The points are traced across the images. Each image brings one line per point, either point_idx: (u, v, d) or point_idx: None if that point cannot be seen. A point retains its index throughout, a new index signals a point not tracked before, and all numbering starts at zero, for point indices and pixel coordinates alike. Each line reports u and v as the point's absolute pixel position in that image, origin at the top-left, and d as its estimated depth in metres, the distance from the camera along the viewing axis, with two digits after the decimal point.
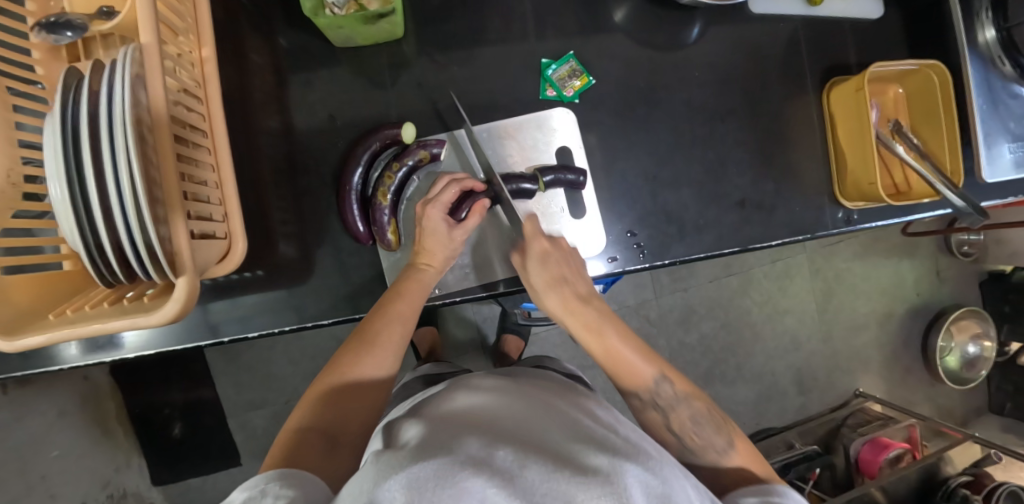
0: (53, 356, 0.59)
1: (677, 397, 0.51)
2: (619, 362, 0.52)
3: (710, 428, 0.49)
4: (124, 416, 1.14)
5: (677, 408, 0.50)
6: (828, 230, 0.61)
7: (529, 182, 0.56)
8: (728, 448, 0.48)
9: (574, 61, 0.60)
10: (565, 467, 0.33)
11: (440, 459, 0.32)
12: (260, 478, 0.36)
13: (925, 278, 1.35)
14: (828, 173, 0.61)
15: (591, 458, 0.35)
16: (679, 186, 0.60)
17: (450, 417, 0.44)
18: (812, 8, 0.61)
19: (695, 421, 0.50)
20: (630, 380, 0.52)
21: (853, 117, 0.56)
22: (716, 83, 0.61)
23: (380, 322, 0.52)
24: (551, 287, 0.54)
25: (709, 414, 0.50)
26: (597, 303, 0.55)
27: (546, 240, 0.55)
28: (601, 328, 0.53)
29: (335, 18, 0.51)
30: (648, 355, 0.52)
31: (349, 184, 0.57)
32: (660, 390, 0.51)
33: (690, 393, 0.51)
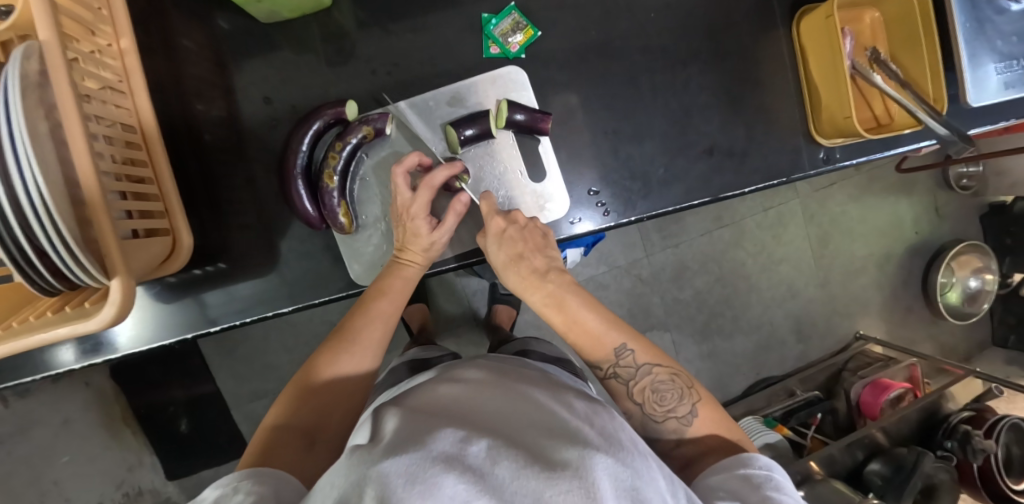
0: (48, 361, 0.58)
1: (638, 365, 0.48)
2: (581, 333, 0.49)
3: (673, 396, 0.47)
4: (132, 417, 1.17)
5: (637, 376, 0.48)
6: (806, 173, 0.58)
7: (484, 124, 0.54)
8: (691, 415, 0.46)
9: (517, 13, 0.56)
10: (532, 462, 0.32)
11: (410, 454, 0.31)
12: (231, 476, 0.35)
13: (924, 215, 1.31)
14: (801, 109, 0.57)
15: (560, 452, 0.34)
16: (642, 138, 0.57)
17: (431, 409, 0.43)
18: None
19: (656, 389, 0.47)
20: (591, 352, 0.49)
21: (826, 47, 0.52)
22: (676, 25, 0.57)
23: (360, 321, 0.49)
24: (511, 265, 0.51)
25: (673, 381, 0.48)
26: (557, 277, 0.50)
27: (502, 217, 0.52)
28: (562, 297, 0.49)
29: None
30: (610, 328, 0.49)
31: (293, 166, 0.54)
32: (621, 359, 0.48)
33: (653, 360, 0.48)
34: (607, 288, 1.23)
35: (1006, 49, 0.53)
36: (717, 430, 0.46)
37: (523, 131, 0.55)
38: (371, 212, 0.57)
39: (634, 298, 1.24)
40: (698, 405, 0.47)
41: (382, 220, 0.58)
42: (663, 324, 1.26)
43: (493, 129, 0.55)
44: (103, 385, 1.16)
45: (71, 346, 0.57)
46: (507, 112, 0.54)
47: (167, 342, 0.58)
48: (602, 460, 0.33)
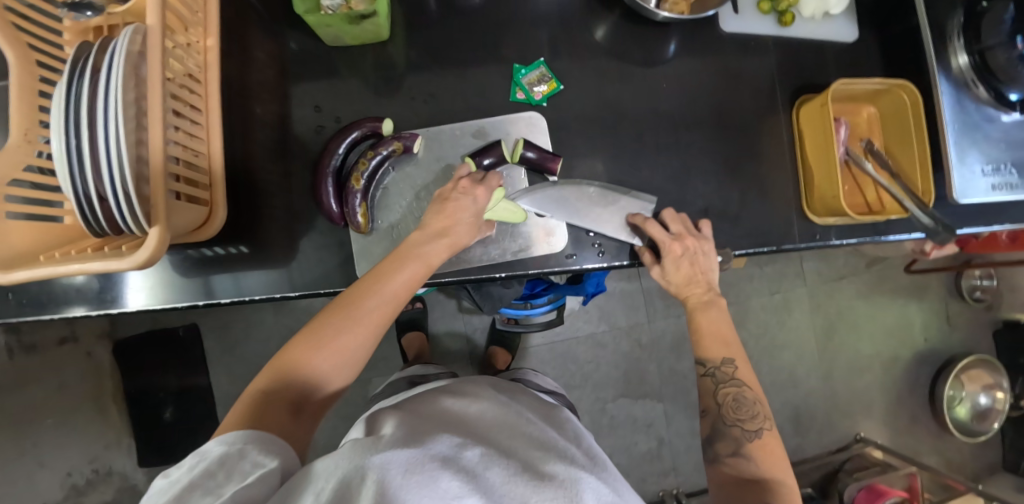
0: (62, 303, 0.61)
1: (733, 379, 0.55)
2: (704, 335, 0.57)
3: (751, 411, 0.52)
4: (120, 396, 1.19)
5: (727, 382, 0.54)
6: (795, 244, 0.61)
7: (498, 155, 0.60)
8: (755, 433, 0.51)
9: (544, 67, 0.63)
10: (523, 471, 0.35)
11: (414, 449, 0.33)
12: (236, 436, 0.38)
13: (934, 322, 1.29)
14: (796, 187, 0.61)
15: (549, 464, 0.37)
16: (642, 190, 0.61)
17: (428, 414, 0.45)
18: (782, 27, 0.61)
19: (737, 398, 0.53)
20: (702, 348, 0.57)
21: (821, 133, 0.57)
22: (691, 96, 0.62)
23: (369, 296, 0.48)
24: (686, 284, 0.58)
25: (755, 401, 0.53)
26: (714, 297, 0.58)
27: (678, 244, 0.56)
28: (706, 304, 0.58)
29: (322, 16, 0.52)
30: (724, 343, 0.56)
31: (327, 166, 0.60)
32: (723, 365, 0.55)
33: (746, 379, 0.54)
34: (605, 347, 1.23)
35: (992, 153, 0.58)
36: (767, 455, 0.49)
37: (534, 167, 0.60)
38: (388, 218, 0.62)
39: (631, 361, 1.24)
40: (766, 430, 0.51)
41: (396, 228, 0.62)
42: (657, 393, 1.24)
43: (505, 161, 0.60)
44: (102, 358, 1.18)
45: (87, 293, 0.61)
46: (521, 149, 0.60)
47: (179, 305, 0.62)
48: (588, 479, 0.36)
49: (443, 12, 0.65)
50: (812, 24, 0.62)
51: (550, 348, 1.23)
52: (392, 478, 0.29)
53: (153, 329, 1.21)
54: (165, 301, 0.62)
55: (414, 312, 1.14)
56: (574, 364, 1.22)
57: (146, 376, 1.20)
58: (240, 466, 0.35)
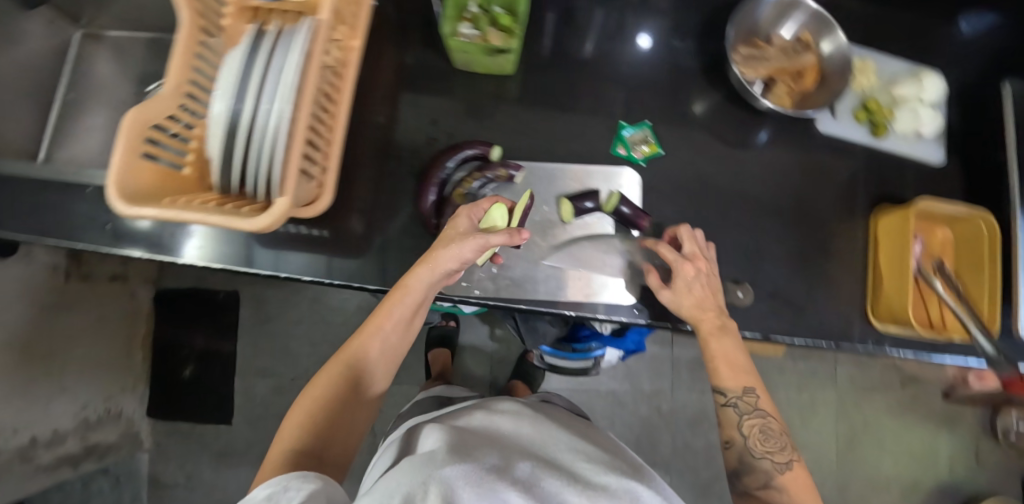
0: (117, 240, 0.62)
1: (756, 409, 0.54)
2: (722, 363, 0.55)
3: (776, 442, 0.53)
4: (148, 343, 1.25)
5: (751, 414, 0.54)
6: (853, 346, 0.61)
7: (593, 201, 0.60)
8: (784, 465, 0.52)
9: (648, 129, 0.64)
10: (574, 482, 0.38)
11: (469, 463, 0.35)
12: (280, 478, 0.38)
13: (961, 456, 1.23)
14: (864, 290, 0.62)
15: (599, 477, 0.40)
16: (716, 260, 0.61)
17: (466, 429, 0.47)
18: (876, 138, 0.65)
19: (763, 431, 0.53)
20: (721, 378, 0.55)
21: (897, 244, 0.60)
22: (777, 185, 0.64)
23: (359, 341, 0.52)
24: (697, 310, 0.54)
25: (778, 431, 0.53)
26: (724, 317, 0.56)
27: (687, 264, 0.55)
28: (721, 328, 0.55)
29: (463, 43, 0.57)
30: (742, 373, 0.55)
31: (434, 176, 0.62)
32: (745, 396, 0.54)
33: (768, 409, 0.54)
34: (622, 406, 1.22)
35: None
36: (798, 496, 0.50)
37: (622, 222, 0.62)
38: None
39: (645, 426, 1.22)
40: (791, 463, 0.52)
41: None
42: (665, 464, 1.22)
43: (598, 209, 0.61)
44: (142, 302, 1.23)
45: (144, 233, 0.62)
46: (615, 202, 0.60)
47: (241, 268, 0.62)
48: (642, 490, 0.39)
49: (555, 56, 0.68)
50: (905, 141, 0.65)
51: (567, 394, 1.22)
52: (463, 490, 0.31)
53: (196, 288, 1.27)
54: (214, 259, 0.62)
55: (445, 331, 1.17)
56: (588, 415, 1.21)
57: (177, 331, 1.27)
58: (287, 494, 0.35)
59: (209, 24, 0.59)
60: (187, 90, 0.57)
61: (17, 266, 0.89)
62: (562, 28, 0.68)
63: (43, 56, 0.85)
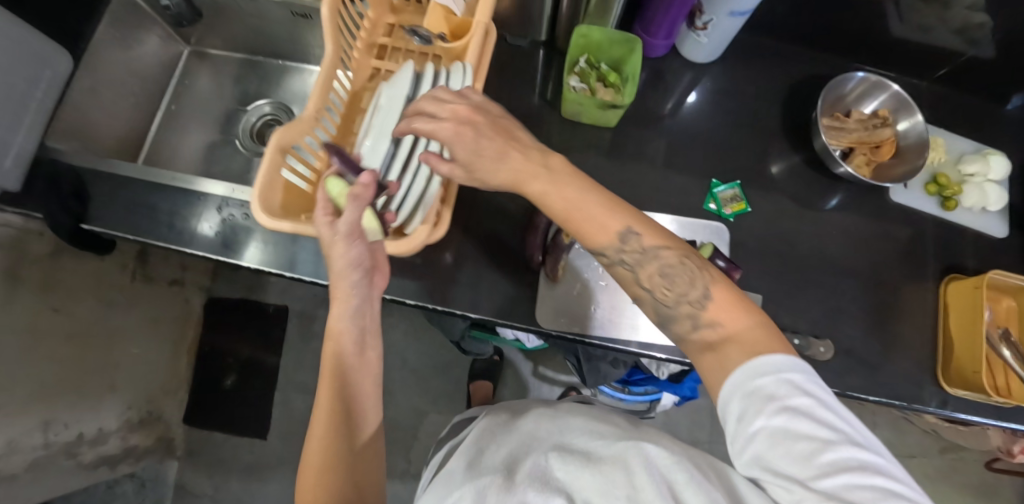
0: (183, 237, 0.70)
1: (647, 249, 0.42)
2: (576, 219, 0.44)
3: (682, 279, 0.41)
4: (194, 348, 1.27)
5: (643, 261, 0.42)
6: (923, 406, 0.63)
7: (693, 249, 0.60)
8: (705, 300, 0.40)
9: (739, 188, 0.68)
10: (582, 462, 0.43)
11: (491, 480, 0.44)
12: None
13: None
14: (933, 353, 0.65)
15: (609, 450, 0.43)
16: (796, 314, 0.64)
17: (499, 437, 0.55)
18: (945, 210, 0.69)
19: (663, 274, 0.42)
20: (592, 240, 0.43)
21: (970, 312, 0.62)
22: (851, 248, 0.68)
23: (330, 373, 0.46)
24: (654, 235, 0.43)
25: (680, 264, 0.42)
26: (571, 170, 0.45)
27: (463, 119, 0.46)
28: (568, 186, 0.44)
29: (579, 95, 0.62)
30: (576, 190, 0.44)
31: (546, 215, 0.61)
32: (626, 244, 0.42)
33: (661, 241, 0.42)
34: None
35: None
36: (739, 338, 0.37)
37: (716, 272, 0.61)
38: (578, 276, 0.62)
39: None
40: (711, 289, 0.40)
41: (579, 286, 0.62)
42: None
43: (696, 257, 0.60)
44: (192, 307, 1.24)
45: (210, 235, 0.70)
46: (711, 251, 0.60)
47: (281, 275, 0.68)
48: (648, 451, 0.41)
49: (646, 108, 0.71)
50: (969, 214, 0.69)
51: None
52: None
53: (245, 299, 1.31)
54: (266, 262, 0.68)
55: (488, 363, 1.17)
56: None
57: (222, 340, 1.29)
58: None
59: (346, 56, 0.64)
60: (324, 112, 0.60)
61: (98, 263, 0.93)
62: (652, 84, 0.72)
63: (163, 67, 0.90)
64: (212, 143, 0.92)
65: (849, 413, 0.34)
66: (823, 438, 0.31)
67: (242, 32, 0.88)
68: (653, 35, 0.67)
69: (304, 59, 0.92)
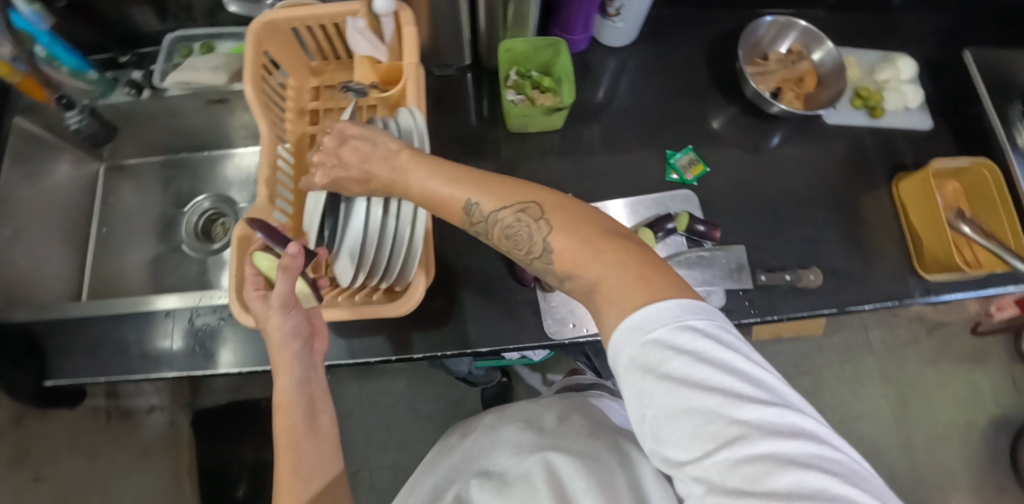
0: (153, 365, 0.65)
1: (488, 216, 0.41)
2: (429, 201, 0.44)
3: (526, 231, 0.39)
4: (195, 469, 1.12)
5: (488, 226, 0.42)
6: (914, 298, 0.67)
7: (670, 221, 0.62)
8: (550, 248, 0.39)
9: (692, 153, 0.71)
10: (500, 485, 0.47)
11: None
12: None
13: (1002, 387, 1.21)
14: (904, 248, 0.70)
15: (525, 462, 0.49)
16: (779, 252, 0.67)
17: (439, 468, 0.58)
18: (874, 118, 0.74)
19: (510, 233, 0.40)
20: (448, 215, 0.44)
21: (925, 203, 0.67)
22: (807, 177, 0.72)
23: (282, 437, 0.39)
24: (485, 189, 0.42)
25: (527, 217, 0.40)
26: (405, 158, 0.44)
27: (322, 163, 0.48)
28: (404, 178, 0.44)
29: (523, 107, 0.63)
30: (446, 176, 0.43)
31: None
32: (468, 215, 0.42)
33: (501, 200, 0.41)
34: None
35: None
36: (604, 288, 0.36)
37: (697, 238, 0.64)
38: None
39: None
40: (552, 237, 0.38)
41: None
42: None
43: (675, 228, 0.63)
44: (184, 427, 1.14)
45: (183, 352, 0.65)
46: (688, 220, 0.63)
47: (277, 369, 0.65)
48: (562, 461, 0.47)
49: (583, 100, 0.73)
50: (896, 115, 0.74)
51: None
52: None
53: (234, 403, 1.28)
54: (250, 362, 0.65)
55: (500, 387, 1.12)
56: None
57: (222, 450, 1.19)
58: None
59: (281, 130, 0.63)
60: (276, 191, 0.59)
61: (64, 413, 0.85)
62: (581, 78, 0.74)
63: (78, 193, 0.83)
64: (159, 256, 0.86)
65: (745, 369, 0.31)
66: (709, 405, 0.30)
67: (156, 134, 0.83)
68: (572, 33, 0.69)
69: (230, 144, 0.89)
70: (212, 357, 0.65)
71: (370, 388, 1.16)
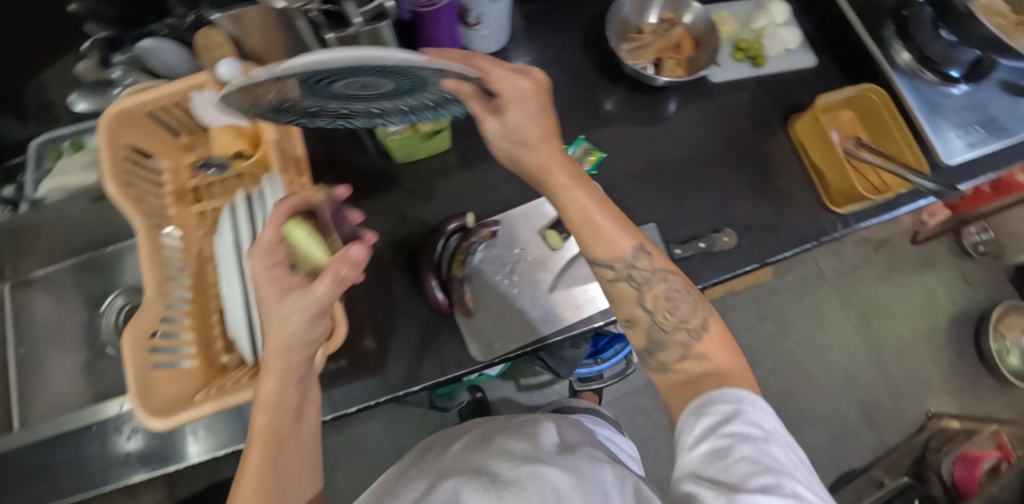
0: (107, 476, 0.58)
1: (654, 270, 0.42)
2: (586, 225, 0.43)
3: (687, 306, 0.41)
4: None
5: (652, 282, 0.42)
6: (831, 235, 0.68)
7: None
8: (701, 330, 0.39)
9: (586, 142, 0.69)
10: (489, 486, 0.39)
11: None
12: None
13: (954, 285, 1.26)
14: (813, 187, 0.70)
15: (515, 470, 0.40)
16: (692, 220, 0.67)
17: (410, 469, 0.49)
18: (758, 67, 0.74)
19: (670, 297, 0.41)
20: (594, 244, 0.43)
21: (820, 139, 0.67)
22: (707, 138, 0.72)
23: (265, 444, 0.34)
24: (621, 232, 0.43)
25: (687, 292, 0.41)
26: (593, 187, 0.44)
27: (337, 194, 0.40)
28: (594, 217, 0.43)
29: (402, 138, 0.61)
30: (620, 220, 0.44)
31: (427, 262, 0.60)
32: (636, 262, 0.42)
33: (669, 266, 0.43)
34: None
35: (959, 120, 0.71)
36: (721, 374, 0.36)
37: None
38: (490, 296, 0.61)
39: None
40: (710, 320, 0.40)
41: (496, 304, 0.60)
42: None
43: None
44: None
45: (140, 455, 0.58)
46: None
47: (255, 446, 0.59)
48: (550, 472, 0.39)
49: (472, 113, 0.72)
50: (779, 59, 0.75)
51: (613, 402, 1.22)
52: None
53: (211, 484, 1.16)
54: (218, 446, 0.58)
55: (475, 404, 1.11)
56: (643, 415, 1.16)
57: None
58: None
59: (159, 218, 0.60)
60: (169, 287, 0.56)
61: None
62: None
63: None
64: (86, 362, 0.82)
65: (812, 485, 0.31)
66: (774, 479, 0.29)
67: (50, 242, 0.79)
68: None
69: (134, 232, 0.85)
70: (178, 450, 0.58)
71: (348, 435, 1.14)
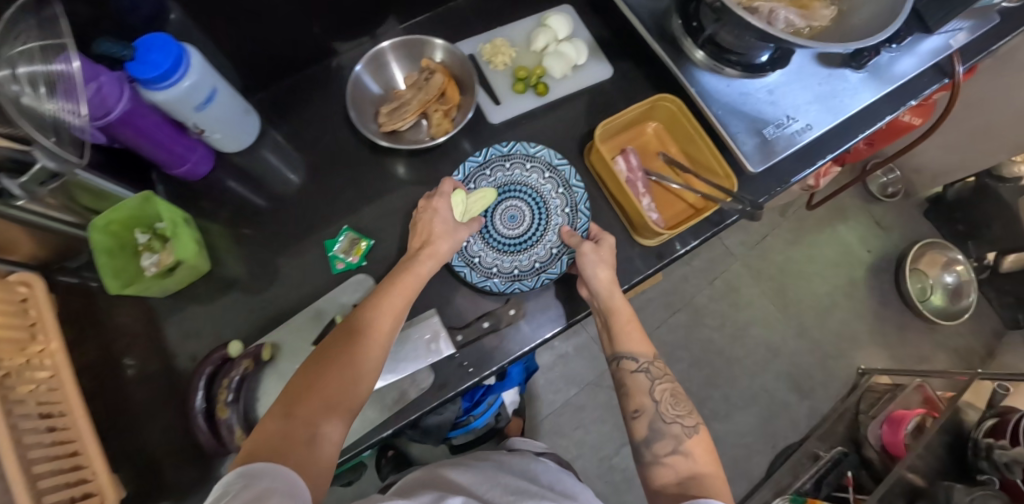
0: None
1: (649, 367, 0.53)
2: (628, 325, 0.54)
3: (682, 408, 0.51)
4: None
5: (659, 377, 0.53)
6: (642, 274, 0.61)
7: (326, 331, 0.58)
8: (692, 429, 0.50)
9: (351, 232, 0.65)
10: None
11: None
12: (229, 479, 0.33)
13: (867, 233, 1.21)
14: (619, 219, 0.63)
15: None
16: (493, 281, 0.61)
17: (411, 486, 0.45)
18: (543, 96, 0.67)
19: (673, 394, 0.52)
20: (620, 338, 0.53)
21: (608, 172, 0.61)
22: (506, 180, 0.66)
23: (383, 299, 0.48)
24: (627, 323, 0.54)
25: (679, 394, 0.52)
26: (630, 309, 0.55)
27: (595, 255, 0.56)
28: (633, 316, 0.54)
29: (151, 283, 0.56)
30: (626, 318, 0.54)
31: (192, 408, 0.52)
32: (653, 363, 0.53)
33: (659, 366, 0.53)
34: None
35: (768, 112, 0.63)
36: (699, 475, 0.46)
37: None
38: None
39: None
40: (694, 426, 0.50)
41: None
42: None
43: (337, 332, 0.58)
44: None
45: None
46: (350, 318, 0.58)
47: None
48: None
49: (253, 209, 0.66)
50: (568, 80, 0.68)
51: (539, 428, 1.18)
52: None
53: None
54: None
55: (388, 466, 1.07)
56: (565, 437, 1.12)
57: None
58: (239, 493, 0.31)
59: None
60: None
61: None
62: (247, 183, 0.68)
63: None
64: None
65: None
66: None
67: None
68: (181, 162, 0.61)
69: None
70: None
71: None
